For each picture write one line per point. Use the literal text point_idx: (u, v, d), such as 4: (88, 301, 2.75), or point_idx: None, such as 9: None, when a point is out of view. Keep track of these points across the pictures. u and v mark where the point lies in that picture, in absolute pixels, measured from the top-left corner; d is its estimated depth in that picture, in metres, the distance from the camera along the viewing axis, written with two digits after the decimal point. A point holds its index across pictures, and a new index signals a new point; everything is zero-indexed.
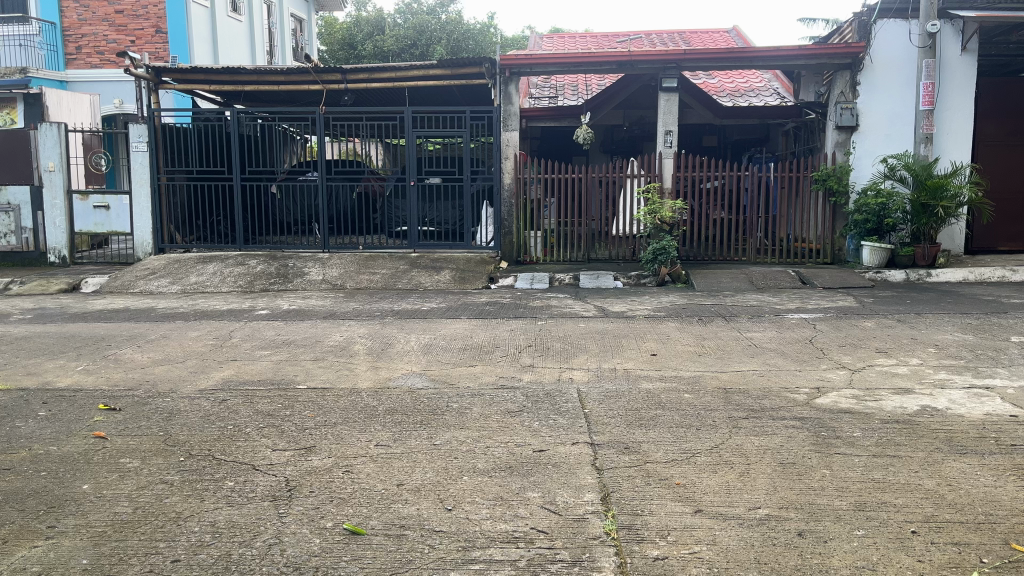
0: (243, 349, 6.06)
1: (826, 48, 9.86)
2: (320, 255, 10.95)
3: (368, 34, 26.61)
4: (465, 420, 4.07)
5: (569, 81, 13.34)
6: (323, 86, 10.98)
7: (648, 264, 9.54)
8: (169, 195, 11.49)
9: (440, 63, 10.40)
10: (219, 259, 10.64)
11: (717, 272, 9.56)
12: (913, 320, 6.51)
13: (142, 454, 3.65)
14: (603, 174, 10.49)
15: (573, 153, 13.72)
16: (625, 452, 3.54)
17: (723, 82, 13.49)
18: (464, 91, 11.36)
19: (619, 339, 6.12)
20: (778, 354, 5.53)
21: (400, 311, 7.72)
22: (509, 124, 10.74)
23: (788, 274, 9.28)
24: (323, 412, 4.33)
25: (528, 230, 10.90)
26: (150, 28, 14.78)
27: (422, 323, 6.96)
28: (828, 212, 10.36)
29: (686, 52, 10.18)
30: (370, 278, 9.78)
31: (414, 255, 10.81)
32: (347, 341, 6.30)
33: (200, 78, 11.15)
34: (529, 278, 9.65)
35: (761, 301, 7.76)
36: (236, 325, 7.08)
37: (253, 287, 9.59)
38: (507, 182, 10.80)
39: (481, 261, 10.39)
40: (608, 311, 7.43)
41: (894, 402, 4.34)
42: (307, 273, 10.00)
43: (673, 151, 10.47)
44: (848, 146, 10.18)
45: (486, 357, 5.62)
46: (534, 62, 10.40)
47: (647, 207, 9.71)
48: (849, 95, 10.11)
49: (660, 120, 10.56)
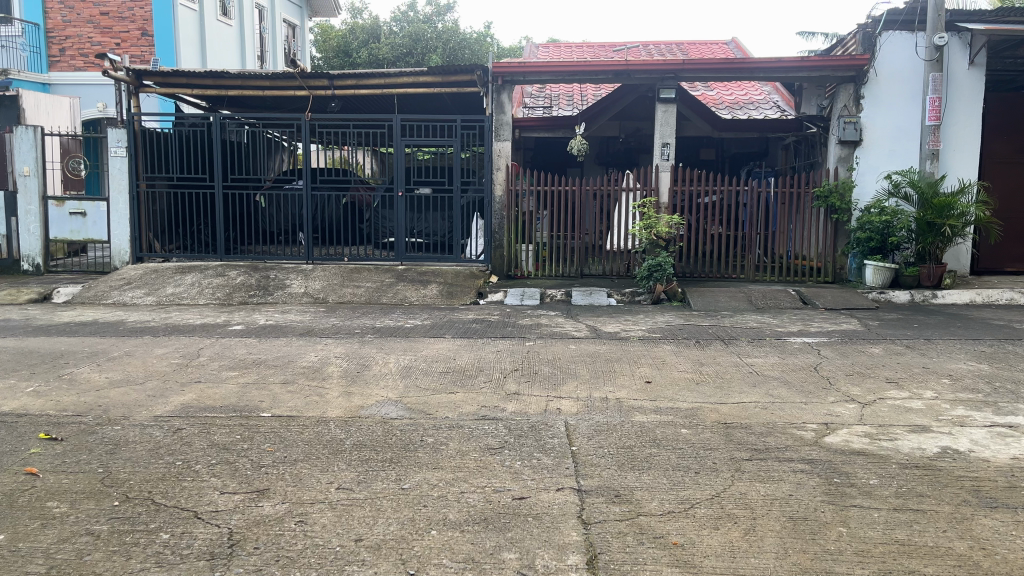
0: (208, 370, 5.66)
1: (829, 60, 9.54)
2: (304, 266, 10.56)
3: (363, 41, 26.35)
4: (440, 459, 3.69)
5: (565, 91, 13.00)
6: (310, 92, 10.61)
7: (644, 281, 9.16)
8: (149, 202, 11.04)
9: (430, 70, 10.01)
10: (198, 269, 10.24)
11: (714, 290, 9.20)
12: (923, 346, 6.14)
13: (74, 496, 3.26)
14: (598, 187, 10.15)
15: (567, 165, 13.39)
16: (616, 502, 3.15)
17: (721, 94, 13.18)
18: (456, 99, 11.00)
19: (611, 364, 5.74)
20: (781, 384, 5.16)
21: (382, 328, 7.33)
22: (500, 133, 10.43)
23: (789, 293, 8.93)
24: (284, 446, 3.93)
25: (519, 244, 10.53)
26: (136, 30, 14.41)
27: (402, 343, 6.57)
28: (830, 229, 10.04)
29: (685, 62, 9.84)
30: (353, 292, 9.40)
31: (401, 268, 10.42)
32: (322, 362, 5.91)
33: (182, 82, 10.75)
34: (520, 294, 9.27)
35: (761, 323, 7.39)
36: (206, 342, 6.68)
37: (231, 300, 9.19)
38: (498, 194, 10.45)
39: (470, 275, 10.02)
40: (600, 331, 7.05)
41: (912, 443, 3.96)
42: (288, 286, 9.62)
43: (670, 164, 10.15)
44: (851, 161, 9.86)
45: (468, 382, 5.23)
46: (527, 69, 10.06)
47: (643, 222, 9.40)
48: (852, 108, 9.80)
49: (657, 131, 10.23)
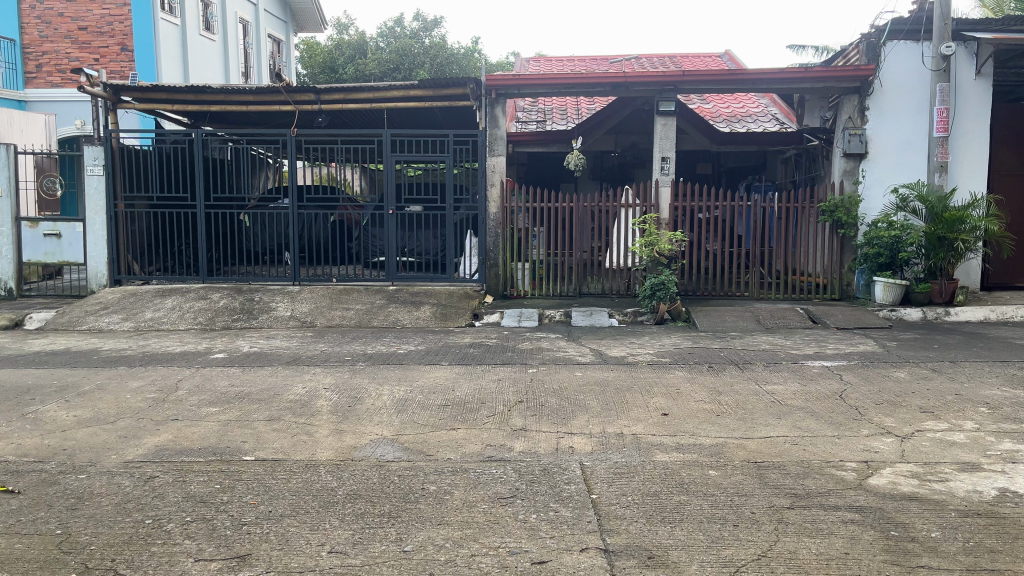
0: (186, 405, 5.23)
1: (833, 71, 9.27)
2: (290, 288, 10.13)
3: (350, 57, 26.08)
4: (445, 513, 3.28)
5: (559, 105, 12.67)
6: (296, 107, 10.23)
7: (646, 300, 8.79)
8: (128, 223, 10.58)
9: (421, 83, 9.67)
10: (179, 292, 9.80)
11: (719, 308, 8.84)
12: (950, 370, 5.79)
13: (25, 568, 2.83)
14: (596, 204, 9.78)
15: (561, 180, 13.06)
16: (650, 566, 2.75)
17: (718, 107, 12.92)
18: (448, 113, 10.64)
19: (622, 393, 5.35)
20: (809, 415, 4.78)
21: (374, 355, 6.90)
22: (495, 148, 10.01)
23: (797, 312, 8.58)
24: (269, 498, 3.51)
25: (515, 262, 10.17)
26: (115, 45, 14.00)
27: (396, 371, 6.15)
28: (835, 244, 9.73)
29: (685, 73, 9.53)
30: (342, 315, 8.98)
31: (391, 289, 10.00)
32: (311, 394, 5.48)
33: (162, 98, 10.34)
34: (517, 315, 8.88)
35: (774, 345, 7.02)
36: (185, 373, 6.24)
37: (214, 325, 8.74)
38: (493, 212, 10.09)
39: (464, 295, 9.62)
40: (606, 356, 6.66)
41: (966, 484, 3.59)
42: (274, 309, 9.19)
43: (670, 179, 9.83)
44: (857, 174, 9.58)
45: (470, 417, 4.82)
46: (522, 82, 9.73)
47: (644, 239, 9.11)
48: (857, 120, 9.53)
49: (656, 145, 9.90)
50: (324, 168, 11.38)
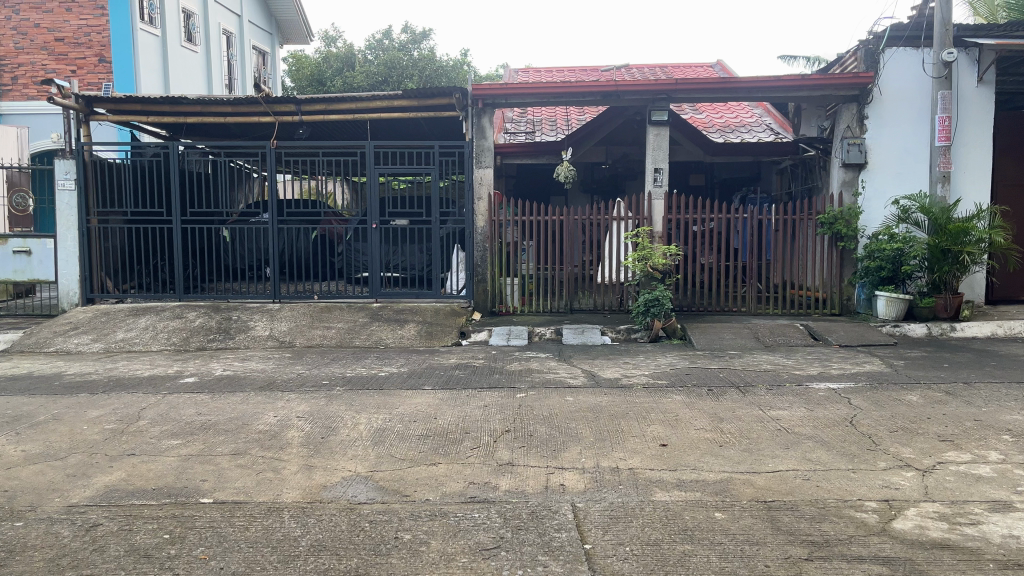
0: (145, 438, 4.82)
1: (831, 79, 8.99)
2: (269, 306, 9.73)
3: (338, 69, 25.80)
4: (420, 569, 2.90)
5: (548, 116, 12.36)
6: (276, 118, 9.86)
7: (640, 316, 8.43)
8: (101, 240, 10.16)
9: (406, 93, 9.33)
10: (154, 310, 9.38)
11: (716, 325, 8.49)
12: (965, 393, 5.45)
13: None
14: (587, 217, 9.45)
15: (551, 193, 12.73)
16: None
17: (711, 116, 12.63)
18: (434, 124, 10.30)
19: (617, 421, 4.98)
20: (819, 445, 4.42)
21: (353, 379, 6.50)
22: (482, 160, 9.72)
23: (797, 329, 8.24)
24: (223, 551, 3.12)
25: (504, 277, 9.79)
26: (92, 56, 13.63)
27: (375, 397, 5.76)
28: (835, 257, 9.40)
29: (678, 82, 9.21)
30: (323, 334, 8.59)
31: (375, 306, 9.62)
32: (281, 424, 5.08)
33: (136, 109, 9.95)
34: (506, 333, 8.50)
35: (775, 365, 6.67)
36: (149, 400, 5.83)
37: (188, 345, 8.33)
38: (480, 225, 9.73)
39: (451, 312, 9.25)
40: (599, 378, 6.28)
41: (1001, 528, 3.23)
42: (252, 328, 8.79)
43: (663, 191, 9.51)
44: (856, 185, 9.29)
45: (452, 450, 4.43)
46: (510, 91, 9.40)
47: (637, 252, 8.80)
48: (856, 129, 9.26)
49: (649, 156, 9.59)
50: (306, 181, 11.01)
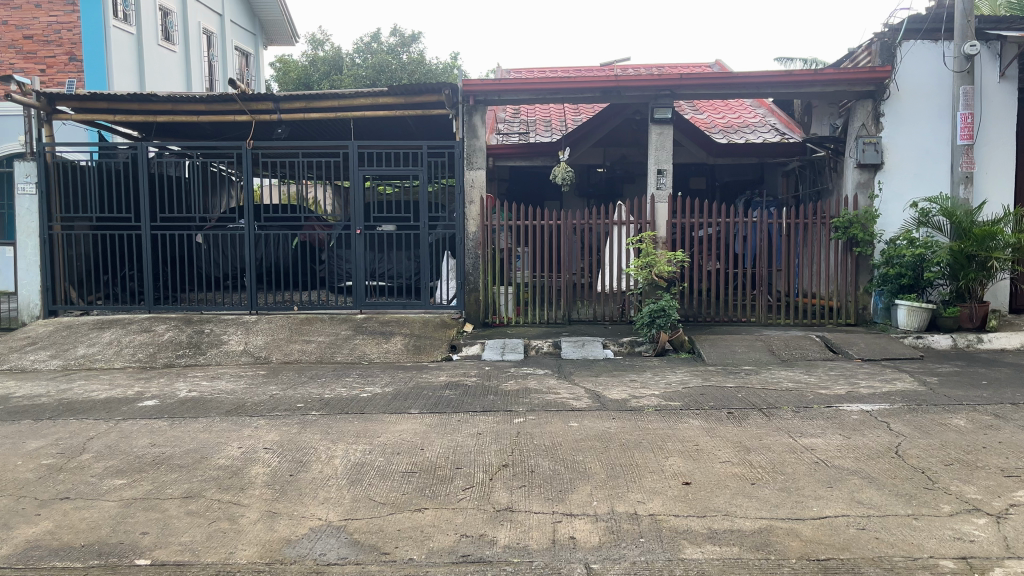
0: (85, 477, 4.15)
1: (847, 73, 8.47)
2: (246, 317, 9.07)
3: (325, 73, 25.20)
4: None
5: (542, 116, 11.77)
6: (252, 117, 9.23)
7: (644, 328, 7.82)
8: (65, 247, 9.47)
9: (391, 89, 8.72)
10: (120, 323, 8.70)
11: (725, 337, 7.89)
12: (1017, 417, 4.87)
13: None
14: (586, 222, 8.84)
15: (545, 196, 12.14)
16: None
17: (712, 116, 12.08)
18: (421, 123, 9.70)
19: (630, 454, 4.35)
20: (866, 483, 3.81)
21: (331, 400, 5.85)
22: (473, 161, 9.12)
23: (814, 342, 7.65)
24: None
25: (497, 286, 9.15)
26: (63, 55, 12.97)
27: (355, 424, 5.11)
28: (850, 265, 8.83)
29: (683, 76, 8.62)
30: (302, 348, 7.94)
31: (359, 318, 8.97)
32: (245, 457, 4.43)
33: (102, 108, 9.28)
34: (500, 347, 7.88)
35: (797, 383, 6.07)
36: (99, 428, 5.15)
37: (154, 361, 7.66)
38: (472, 231, 9.10)
39: (441, 324, 8.62)
40: (604, 399, 5.65)
41: None
42: (225, 343, 8.13)
43: (667, 194, 8.92)
44: (872, 188, 8.78)
45: (442, 491, 3.80)
46: (503, 88, 8.80)
47: (640, 259, 8.22)
48: (871, 127, 8.75)
49: (651, 156, 9.00)
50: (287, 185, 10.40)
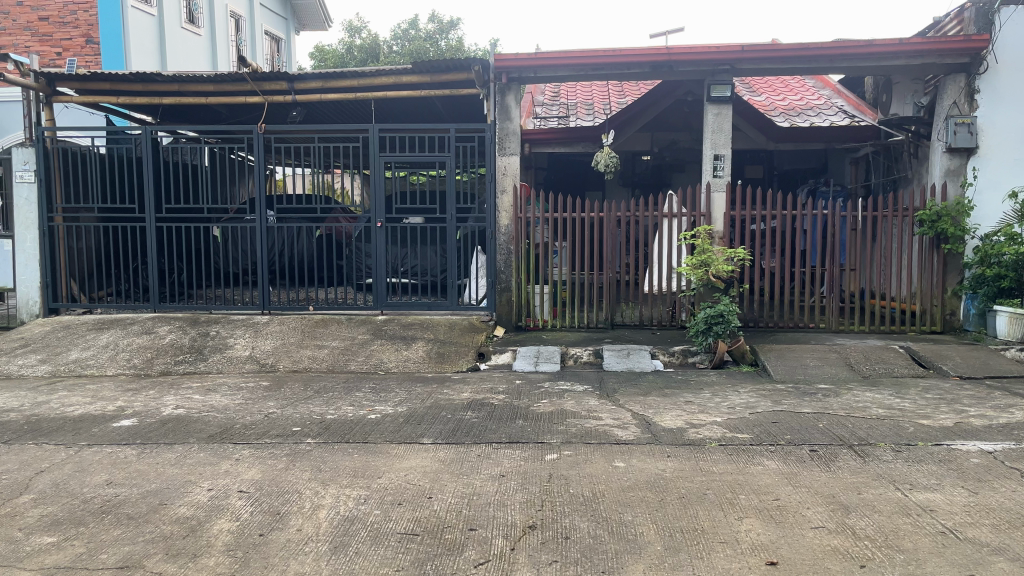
0: (9, 532, 3.34)
1: (938, 43, 7.33)
2: (255, 318, 8.29)
3: (361, 61, 24.49)
4: None
5: (584, 99, 10.76)
6: (265, 98, 8.42)
7: (700, 336, 6.80)
8: (68, 241, 8.81)
9: (415, 66, 7.81)
10: (121, 324, 7.99)
11: (793, 347, 6.85)
12: None
13: None
14: (632, 213, 7.83)
15: (585, 186, 11.19)
16: None
17: (772, 97, 10.97)
18: (450, 105, 8.78)
19: (693, 512, 3.40)
20: (1020, 571, 2.81)
21: (332, 424, 4.98)
22: (505, 147, 8.13)
23: (898, 354, 6.58)
24: None
25: (532, 285, 8.19)
26: (79, 37, 12.32)
27: (354, 459, 4.23)
28: (938, 264, 7.66)
29: (746, 47, 7.54)
30: (313, 355, 7.13)
31: (380, 319, 8.11)
32: (211, 506, 3.58)
33: (106, 89, 8.54)
34: (534, 357, 6.95)
35: (890, 409, 5.04)
36: (55, 458, 4.36)
37: (150, 368, 6.91)
38: (504, 223, 8.15)
39: (469, 328, 7.73)
40: (656, 428, 4.69)
41: None
42: (230, 347, 7.36)
43: (725, 182, 7.87)
44: (964, 175, 7.64)
45: (448, 569, 2.89)
46: (540, 64, 7.83)
47: (695, 256, 7.20)
48: (964, 106, 7.61)
49: (706, 140, 7.96)
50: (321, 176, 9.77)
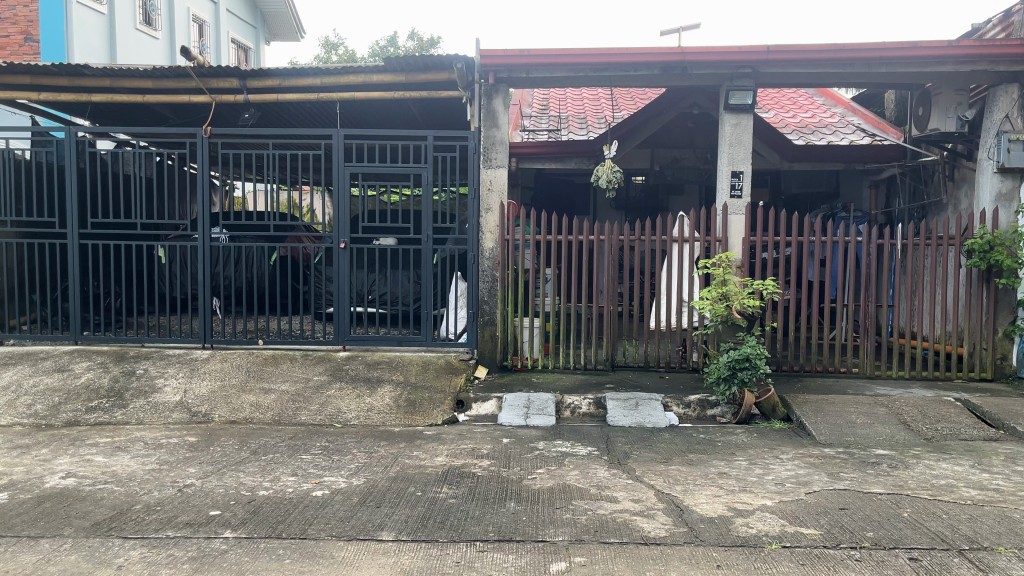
0: None
1: (993, 47, 6.35)
2: (194, 353, 7.04)
3: None
4: None
5: (576, 111, 9.71)
6: (213, 98, 7.28)
7: (721, 384, 5.69)
8: None
9: (388, 63, 6.73)
10: (31, 359, 6.70)
11: (831, 398, 5.75)
12: None
13: None
14: (635, 237, 6.74)
15: (576, 208, 10.11)
16: None
17: (782, 114, 10.01)
18: (427, 109, 7.70)
19: None
20: None
21: (264, 505, 3.77)
22: (492, 158, 7.01)
23: (959, 409, 5.49)
24: None
25: (520, 318, 7.05)
26: (18, 34, 11.00)
27: (283, 569, 3.02)
28: (988, 301, 6.64)
29: (773, 47, 6.52)
30: (256, 401, 5.91)
31: (342, 357, 6.91)
32: None
33: (26, 84, 7.31)
34: (523, 407, 5.77)
35: (984, 490, 3.94)
36: None
37: (55, 417, 5.64)
38: (488, 246, 7.02)
39: (445, 369, 6.54)
40: (692, 519, 3.54)
41: None
42: (157, 390, 6.11)
43: (744, 203, 6.83)
44: (1018, 200, 6.66)
45: None
46: (531, 63, 6.75)
47: (714, 289, 6.12)
48: (1018, 120, 6.63)
49: (723, 154, 6.93)
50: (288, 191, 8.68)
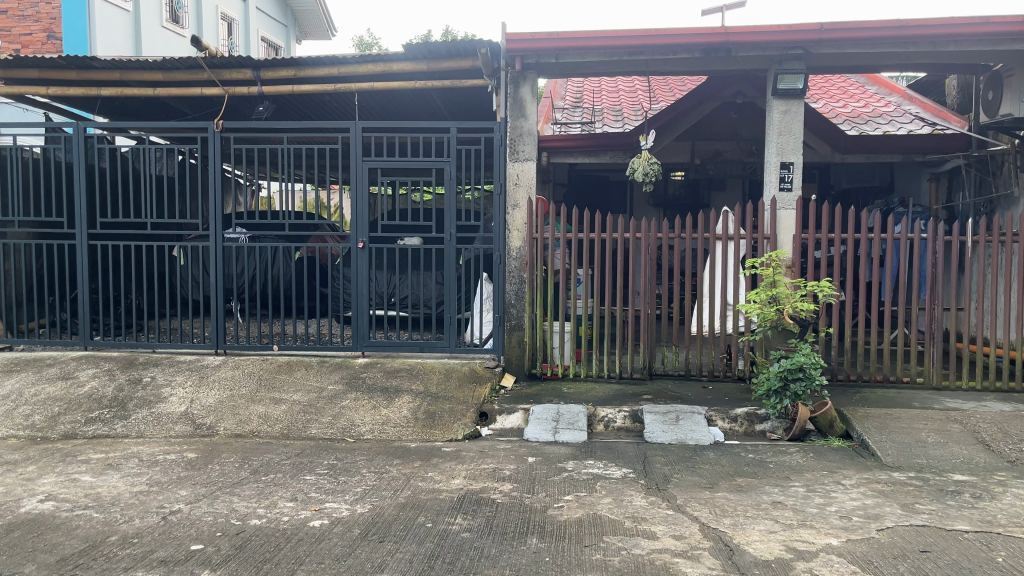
0: None
1: None
2: (206, 359, 6.67)
3: None
4: None
5: (611, 103, 9.17)
6: (225, 90, 6.92)
7: (771, 397, 5.13)
8: None
9: (408, 50, 6.29)
10: (36, 366, 6.38)
11: (897, 413, 5.14)
12: None
13: None
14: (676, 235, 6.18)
15: (612, 205, 9.57)
16: None
17: (832, 103, 9.35)
18: (451, 100, 7.25)
19: None
20: None
21: (252, 538, 3.33)
22: (519, 150, 6.52)
23: None
24: None
25: (550, 323, 6.52)
26: (41, 32, 10.81)
27: None
28: None
29: (827, 24, 5.92)
30: (265, 413, 5.50)
31: (360, 365, 6.47)
32: None
33: (34, 79, 7.01)
34: (552, 420, 5.27)
35: None
36: None
37: (52, 430, 5.30)
38: (515, 245, 6.52)
39: (469, 378, 6.06)
40: (744, 564, 3.00)
41: None
42: (162, 400, 5.74)
43: (795, 197, 6.24)
44: None
45: None
46: (560, 48, 6.24)
47: (763, 292, 5.53)
48: None
49: (770, 145, 6.35)
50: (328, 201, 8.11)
